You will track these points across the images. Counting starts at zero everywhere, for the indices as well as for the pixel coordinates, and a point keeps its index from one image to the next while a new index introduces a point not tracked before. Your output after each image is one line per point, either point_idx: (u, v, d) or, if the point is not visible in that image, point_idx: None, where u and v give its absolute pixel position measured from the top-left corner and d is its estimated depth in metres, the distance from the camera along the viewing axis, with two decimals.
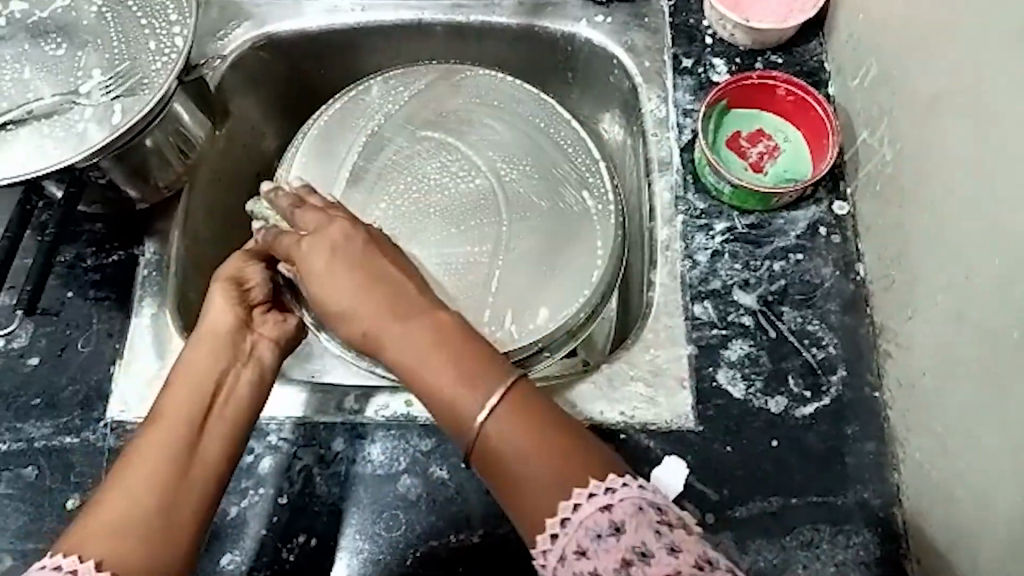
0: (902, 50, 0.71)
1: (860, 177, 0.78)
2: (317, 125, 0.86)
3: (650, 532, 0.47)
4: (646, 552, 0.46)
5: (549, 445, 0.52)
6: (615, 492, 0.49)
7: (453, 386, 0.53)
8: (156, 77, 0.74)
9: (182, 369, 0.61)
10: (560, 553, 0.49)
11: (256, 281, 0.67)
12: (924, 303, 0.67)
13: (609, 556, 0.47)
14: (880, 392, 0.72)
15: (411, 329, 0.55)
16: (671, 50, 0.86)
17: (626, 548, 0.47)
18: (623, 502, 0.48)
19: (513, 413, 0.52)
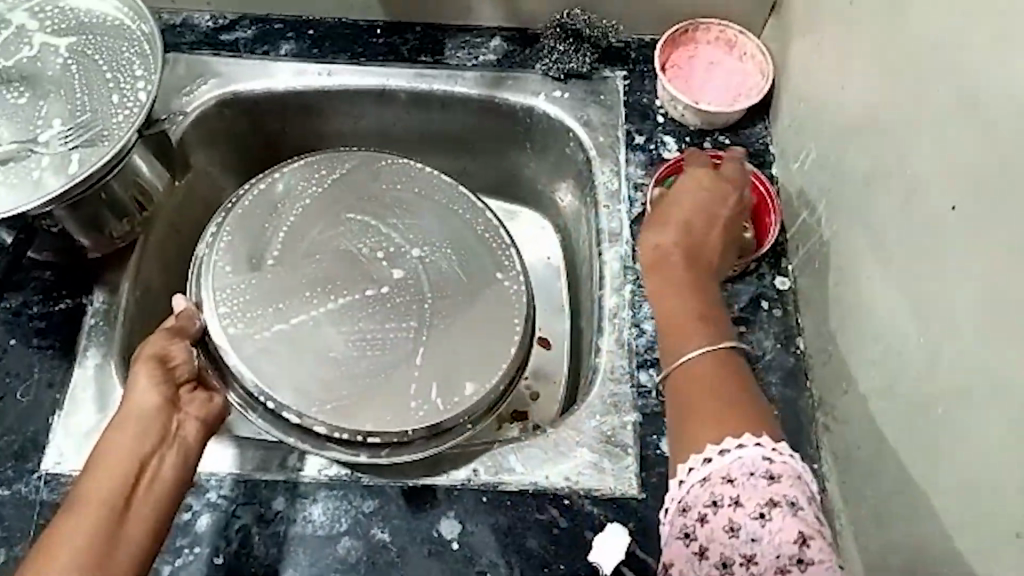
0: (837, 137, 0.76)
1: (800, 254, 0.81)
2: (237, 210, 0.82)
3: (802, 496, 0.51)
4: (794, 504, 0.51)
5: (725, 395, 0.57)
6: (783, 453, 0.53)
7: (682, 325, 0.63)
8: (117, 130, 0.75)
9: (109, 446, 0.60)
10: (705, 475, 0.54)
11: (181, 358, 0.67)
12: (858, 377, 0.70)
13: (756, 493, 0.51)
14: (818, 464, 0.74)
15: (684, 284, 0.66)
16: (624, 127, 0.90)
17: (776, 492, 0.51)
18: (785, 460, 0.53)
19: (716, 359, 0.60)
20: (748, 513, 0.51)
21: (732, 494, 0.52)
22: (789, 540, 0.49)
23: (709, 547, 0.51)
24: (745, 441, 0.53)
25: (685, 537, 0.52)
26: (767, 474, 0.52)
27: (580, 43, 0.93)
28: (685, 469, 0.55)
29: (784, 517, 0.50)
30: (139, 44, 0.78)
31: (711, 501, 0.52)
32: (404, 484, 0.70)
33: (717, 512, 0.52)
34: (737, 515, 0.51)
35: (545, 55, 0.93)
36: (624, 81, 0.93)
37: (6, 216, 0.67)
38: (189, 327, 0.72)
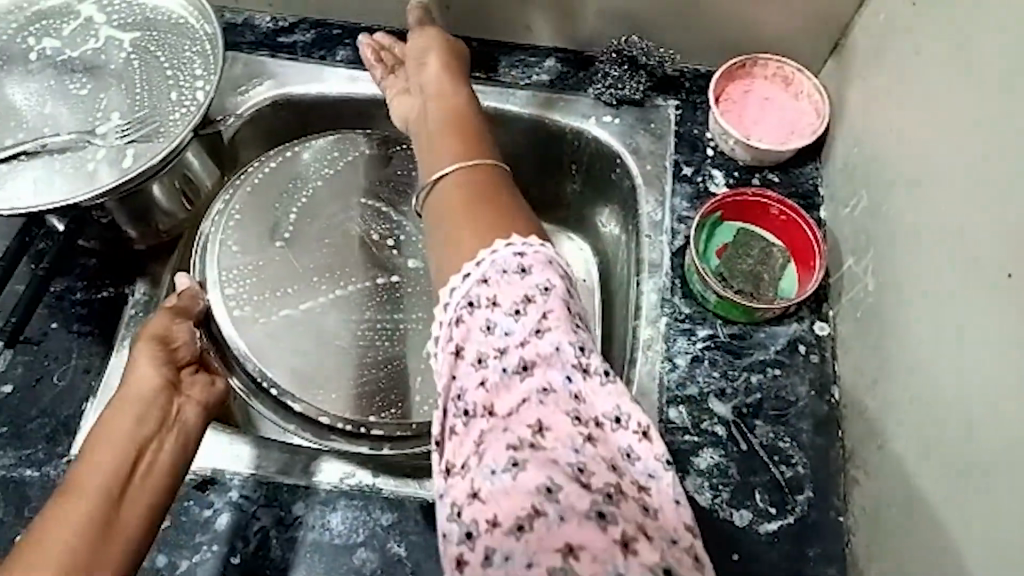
0: (890, 186, 0.74)
1: (843, 301, 0.80)
2: (245, 186, 0.85)
3: (569, 331, 0.52)
4: (540, 331, 0.51)
5: (476, 224, 0.58)
6: (529, 248, 0.55)
7: (446, 189, 0.62)
8: (172, 127, 0.76)
9: (112, 420, 0.62)
10: (466, 299, 0.53)
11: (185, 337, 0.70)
12: (894, 433, 0.68)
13: (521, 321, 0.51)
14: (845, 517, 0.73)
15: (456, 140, 0.68)
16: (673, 157, 0.90)
17: (509, 307, 0.52)
18: (495, 270, 0.54)
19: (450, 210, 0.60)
20: (528, 356, 0.51)
21: (491, 317, 0.52)
22: (571, 390, 0.50)
23: (486, 401, 0.50)
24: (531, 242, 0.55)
25: (456, 402, 0.51)
26: (543, 287, 0.53)
27: (635, 69, 0.92)
28: (442, 304, 0.55)
29: (541, 344, 0.51)
30: (200, 44, 0.79)
31: (486, 328, 0.52)
32: (424, 499, 0.70)
33: (486, 358, 0.51)
34: (511, 343, 0.51)
35: (598, 79, 0.93)
36: (676, 111, 0.93)
37: (60, 206, 0.69)
38: (190, 307, 0.74)
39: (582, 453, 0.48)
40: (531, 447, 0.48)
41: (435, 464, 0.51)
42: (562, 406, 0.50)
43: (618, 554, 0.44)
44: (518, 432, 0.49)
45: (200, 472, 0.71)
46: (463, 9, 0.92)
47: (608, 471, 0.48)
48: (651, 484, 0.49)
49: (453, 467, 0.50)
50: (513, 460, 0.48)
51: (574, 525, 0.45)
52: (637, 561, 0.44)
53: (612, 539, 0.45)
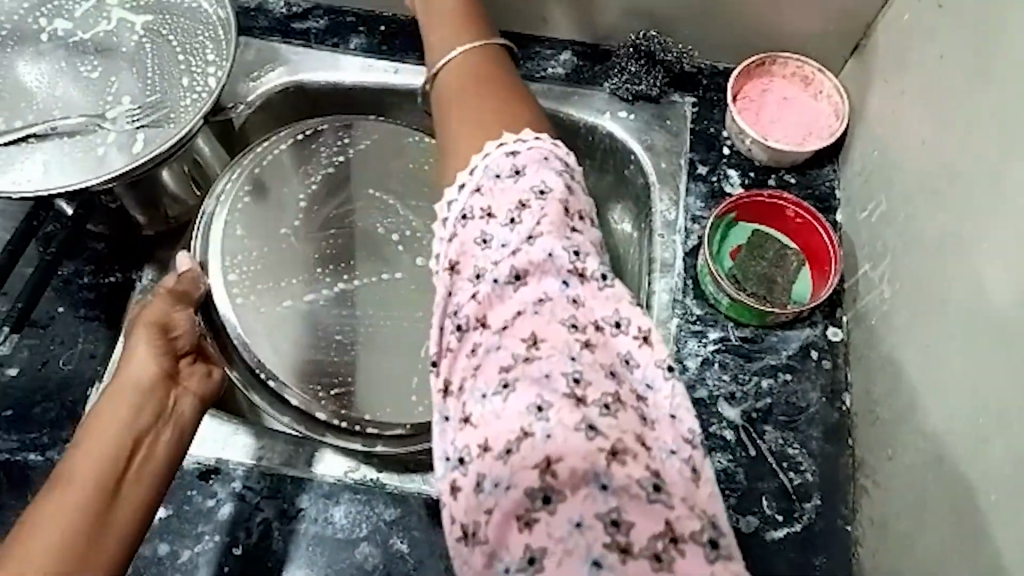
0: (910, 191, 0.73)
1: (857, 307, 0.79)
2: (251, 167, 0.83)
3: (563, 232, 0.51)
4: (532, 235, 0.50)
5: (490, 119, 0.57)
6: (526, 143, 0.54)
7: (453, 83, 0.62)
8: (183, 113, 0.75)
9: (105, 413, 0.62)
10: (463, 204, 0.53)
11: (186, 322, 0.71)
12: (905, 444, 0.67)
13: (513, 226, 0.51)
14: (852, 527, 0.72)
15: (454, 38, 0.67)
16: (688, 156, 0.89)
17: (504, 211, 0.51)
18: (488, 170, 0.53)
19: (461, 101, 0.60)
20: (519, 265, 0.49)
21: (486, 223, 0.51)
22: (567, 298, 0.49)
23: (478, 314, 0.49)
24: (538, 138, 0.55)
25: (451, 317, 0.51)
26: (537, 189, 0.52)
27: (652, 64, 0.91)
28: (440, 218, 0.54)
29: (531, 251, 0.50)
30: (213, 29, 0.78)
31: (481, 237, 0.51)
32: (428, 496, 0.69)
33: (478, 271, 0.50)
34: (505, 254, 0.50)
35: (614, 73, 0.91)
36: (692, 108, 0.91)
37: (68, 190, 0.68)
38: (192, 292, 0.74)
39: (576, 364, 0.47)
40: (526, 359, 0.47)
41: (435, 382, 0.51)
42: (561, 316, 0.49)
43: (605, 469, 0.44)
44: (511, 343, 0.48)
45: (203, 460, 0.70)
46: None
47: (608, 378, 0.47)
48: (649, 394, 0.48)
49: (452, 386, 0.50)
50: (507, 375, 0.47)
51: (560, 440, 0.45)
52: (622, 472, 0.44)
53: (598, 451, 0.45)
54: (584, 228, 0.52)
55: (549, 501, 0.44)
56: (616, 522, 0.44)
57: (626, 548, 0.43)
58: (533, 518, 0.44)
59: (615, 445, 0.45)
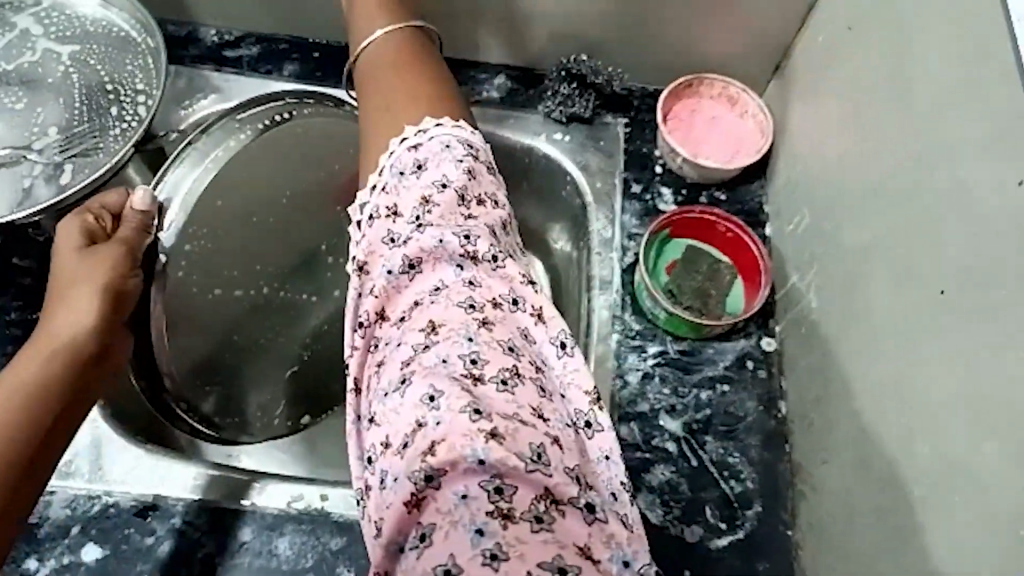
0: (832, 204, 0.76)
1: (788, 317, 0.82)
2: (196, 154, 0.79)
3: (456, 220, 0.55)
4: (424, 224, 0.55)
5: (407, 100, 0.61)
6: (427, 134, 0.58)
7: (372, 65, 0.66)
8: (112, 143, 0.74)
9: (30, 383, 0.59)
10: (374, 200, 0.57)
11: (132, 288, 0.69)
12: (837, 447, 0.70)
13: (409, 216, 0.56)
14: (793, 531, 0.74)
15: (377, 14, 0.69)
16: (622, 175, 0.91)
17: (404, 205, 0.56)
18: (394, 165, 0.58)
19: (382, 88, 0.63)
20: (417, 253, 0.54)
21: (390, 219, 0.56)
22: (465, 284, 0.54)
23: (378, 307, 0.55)
24: (441, 125, 0.59)
25: (360, 314, 0.56)
26: (438, 184, 0.56)
27: (584, 87, 0.93)
28: (354, 219, 0.59)
29: (422, 238, 0.54)
30: (142, 57, 0.77)
31: (387, 233, 0.56)
32: None
33: (381, 267, 0.55)
34: (399, 246, 0.55)
35: (548, 96, 0.93)
36: (625, 129, 0.94)
37: None
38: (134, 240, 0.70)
39: (473, 347, 0.51)
40: (426, 346, 0.51)
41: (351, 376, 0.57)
42: (459, 301, 0.53)
43: (489, 441, 0.47)
44: (412, 330, 0.52)
45: (140, 497, 0.68)
46: None
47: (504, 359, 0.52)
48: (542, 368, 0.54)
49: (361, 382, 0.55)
50: (411, 360, 0.51)
51: (448, 425, 0.48)
52: (500, 448, 0.47)
53: (481, 430, 0.48)
54: (480, 213, 0.56)
55: (433, 479, 0.47)
56: (499, 488, 0.46)
57: (509, 514, 0.46)
58: (423, 499, 0.47)
59: (501, 414, 0.49)
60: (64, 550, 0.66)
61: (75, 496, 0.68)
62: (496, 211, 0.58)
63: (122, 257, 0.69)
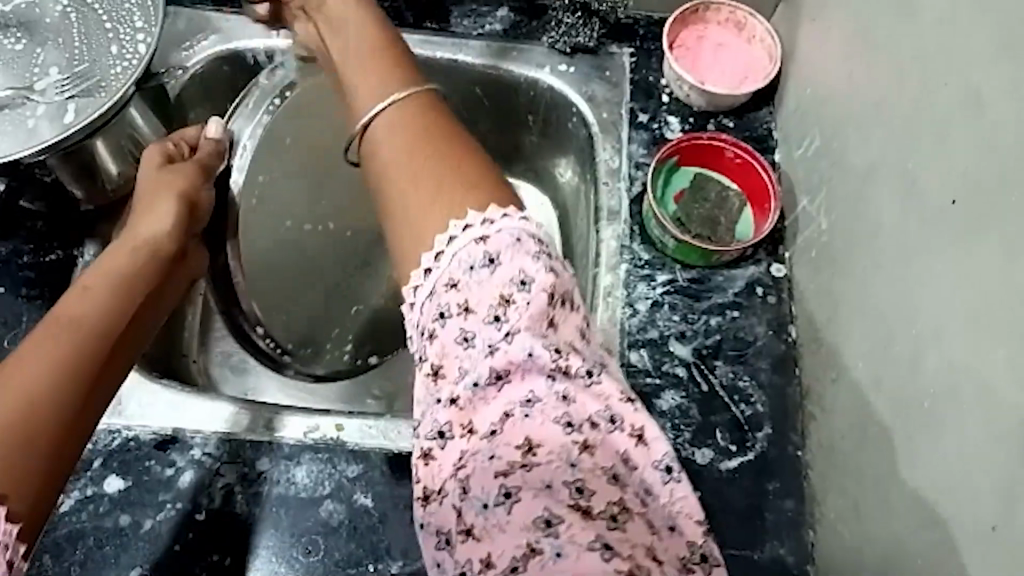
0: (841, 124, 0.75)
1: (798, 242, 0.81)
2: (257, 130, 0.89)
3: (534, 312, 0.54)
4: (501, 318, 0.54)
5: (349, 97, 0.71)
6: (493, 224, 0.56)
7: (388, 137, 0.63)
8: (113, 81, 0.74)
9: (118, 278, 0.68)
10: (433, 290, 0.56)
11: (201, 200, 0.80)
12: (846, 367, 0.70)
13: (485, 295, 0.54)
14: (803, 452, 0.74)
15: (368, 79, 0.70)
16: (629, 105, 0.89)
17: (498, 287, 0.54)
18: (456, 262, 0.56)
19: (360, 79, 0.70)
20: (496, 296, 0.54)
21: (457, 303, 0.55)
22: (543, 299, 0.54)
23: (462, 418, 0.52)
24: (506, 216, 0.57)
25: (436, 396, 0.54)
26: (516, 279, 0.54)
27: (588, 18, 0.92)
28: (410, 303, 0.57)
29: (506, 326, 0.53)
30: None
31: (461, 338, 0.54)
32: (390, 451, 0.70)
33: (459, 371, 0.54)
34: (481, 331, 0.54)
35: (552, 27, 0.92)
36: (631, 58, 0.92)
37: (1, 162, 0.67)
38: (211, 163, 0.83)
39: (558, 380, 0.53)
40: (502, 386, 0.53)
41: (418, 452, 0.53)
42: (537, 332, 0.53)
43: (582, 455, 0.51)
44: (484, 371, 0.53)
45: (160, 430, 0.70)
46: None
47: (596, 392, 0.53)
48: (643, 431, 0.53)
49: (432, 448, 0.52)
50: (503, 408, 0.52)
51: (541, 435, 0.51)
52: (592, 458, 0.52)
53: (574, 442, 0.52)
54: (563, 312, 0.55)
55: (550, 525, 0.49)
56: (580, 489, 0.50)
57: (586, 510, 0.50)
58: (538, 545, 0.48)
59: (590, 423, 0.52)
60: (88, 482, 0.68)
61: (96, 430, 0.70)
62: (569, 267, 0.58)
63: (197, 177, 0.80)
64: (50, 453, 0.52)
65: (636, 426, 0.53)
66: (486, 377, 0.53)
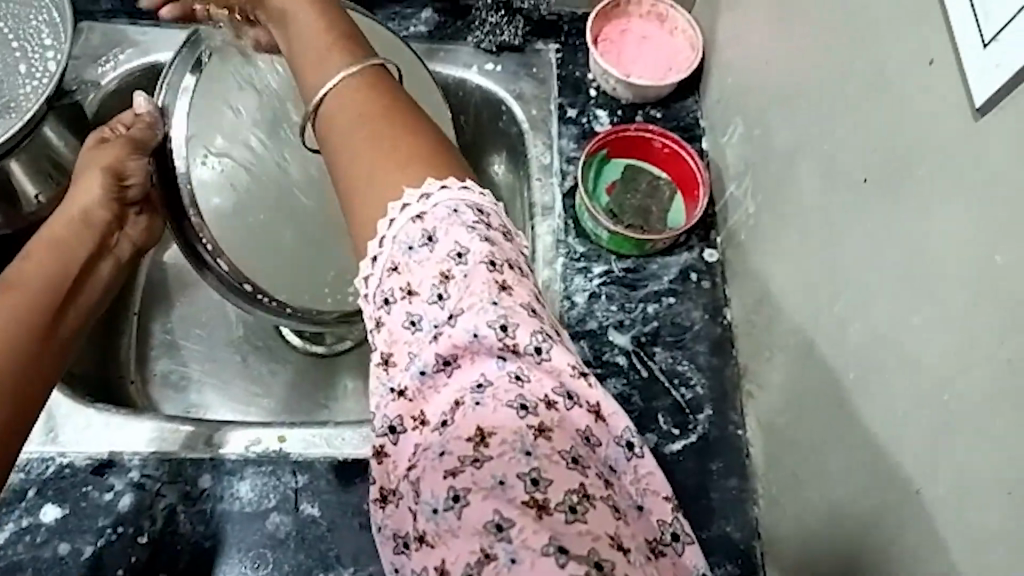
0: (762, 110, 0.77)
1: (728, 226, 0.83)
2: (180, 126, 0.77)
3: (481, 284, 0.46)
4: (445, 294, 0.46)
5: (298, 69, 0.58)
6: (432, 196, 0.47)
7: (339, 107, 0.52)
8: (23, 102, 0.73)
9: (51, 256, 0.70)
10: (380, 271, 0.48)
11: (135, 178, 0.76)
12: (779, 345, 0.72)
13: (427, 271, 0.46)
14: (744, 431, 0.76)
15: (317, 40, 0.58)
16: (557, 101, 0.90)
17: (440, 260, 0.46)
18: (398, 235, 0.47)
19: (308, 47, 0.58)
20: (435, 274, 0.46)
21: (401, 285, 0.47)
22: (485, 272, 0.46)
23: (412, 408, 0.45)
24: (446, 186, 0.48)
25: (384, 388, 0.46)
26: (455, 252, 0.46)
27: (511, 15, 0.93)
28: (360, 292, 0.49)
29: (450, 302, 0.46)
30: (46, 12, 0.75)
31: (408, 321, 0.46)
32: (335, 458, 0.70)
33: (409, 359, 0.46)
34: (427, 313, 0.46)
35: (477, 27, 0.92)
36: (557, 54, 0.93)
37: None
38: (140, 138, 0.75)
39: (509, 359, 0.45)
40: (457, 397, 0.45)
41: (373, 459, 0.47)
42: (482, 317, 0.45)
43: (537, 441, 0.43)
44: (429, 360, 0.45)
45: (96, 455, 0.68)
46: None
47: (548, 370, 0.46)
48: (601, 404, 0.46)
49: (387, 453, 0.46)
50: (454, 398, 0.45)
51: (501, 452, 0.43)
52: (559, 461, 0.43)
53: (529, 427, 0.43)
54: (514, 278, 0.47)
55: (501, 530, 0.41)
56: (536, 481, 0.42)
57: (543, 505, 0.41)
58: (490, 553, 0.41)
59: (547, 403, 0.45)
60: (22, 512, 0.66)
61: (28, 458, 0.68)
62: (517, 230, 0.50)
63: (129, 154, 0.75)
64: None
65: (593, 402, 0.46)
66: (432, 365, 0.45)
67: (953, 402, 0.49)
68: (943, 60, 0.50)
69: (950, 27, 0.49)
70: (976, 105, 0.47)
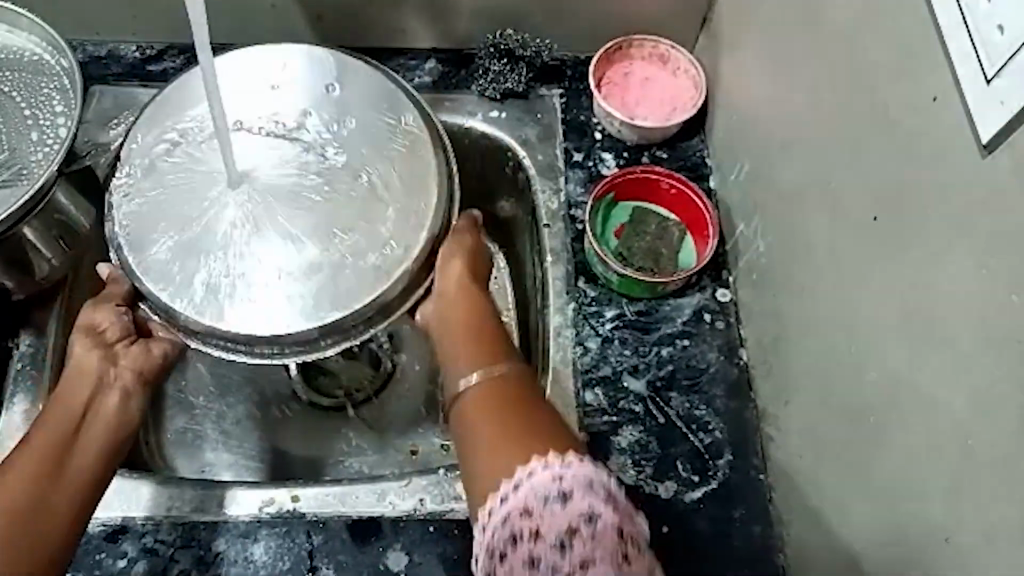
0: (767, 149, 0.76)
1: (739, 265, 0.82)
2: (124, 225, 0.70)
3: (610, 551, 0.44)
4: (569, 542, 0.44)
5: (452, 370, 0.63)
6: (569, 466, 0.48)
7: (478, 410, 0.58)
8: (34, 168, 0.74)
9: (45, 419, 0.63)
10: (506, 514, 0.47)
11: (110, 323, 0.68)
12: (797, 387, 0.70)
13: (558, 519, 0.45)
14: (764, 475, 0.74)
15: (461, 353, 0.65)
16: (563, 145, 0.90)
17: (572, 514, 0.45)
18: (529, 488, 0.48)
19: (451, 349, 0.66)
20: (565, 526, 0.45)
21: (529, 529, 0.46)
22: (617, 537, 0.45)
23: None
24: (574, 462, 0.48)
25: None
26: (588, 514, 0.45)
27: (515, 62, 0.92)
28: (478, 525, 0.49)
29: (574, 550, 0.44)
30: (57, 80, 0.77)
31: (527, 563, 0.45)
32: (350, 517, 0.69)
33: None
34: (549, 559, 0.44)
35: (480, 75, 0.92)
36: (561, 99, 0.93)
37: None
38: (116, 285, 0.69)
39: None
40: None
41: None
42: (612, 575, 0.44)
43: None
44: None
45: (108, 521, 0.68)
46: (333, 20, 0.91)
47: None
48: None
49: None
50: None
51: None
52: None
53: None
54: (645, 557, 0.46)
55: None
56: None
57: None
58: None
59: None
60: None
61: None
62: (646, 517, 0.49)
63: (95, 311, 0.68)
64: (33, 536, 0.54)
65: None
66: None
67: (974, 446, 0.48)
68: (945, 98, 0.50)
69: (950, 64, 0.49)
70: (983, 143, 0.47)
